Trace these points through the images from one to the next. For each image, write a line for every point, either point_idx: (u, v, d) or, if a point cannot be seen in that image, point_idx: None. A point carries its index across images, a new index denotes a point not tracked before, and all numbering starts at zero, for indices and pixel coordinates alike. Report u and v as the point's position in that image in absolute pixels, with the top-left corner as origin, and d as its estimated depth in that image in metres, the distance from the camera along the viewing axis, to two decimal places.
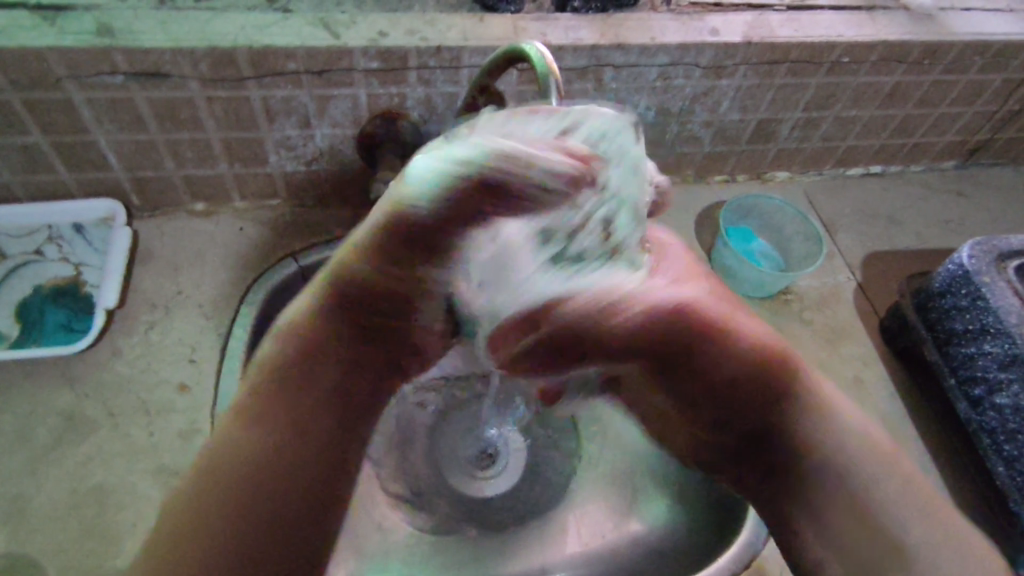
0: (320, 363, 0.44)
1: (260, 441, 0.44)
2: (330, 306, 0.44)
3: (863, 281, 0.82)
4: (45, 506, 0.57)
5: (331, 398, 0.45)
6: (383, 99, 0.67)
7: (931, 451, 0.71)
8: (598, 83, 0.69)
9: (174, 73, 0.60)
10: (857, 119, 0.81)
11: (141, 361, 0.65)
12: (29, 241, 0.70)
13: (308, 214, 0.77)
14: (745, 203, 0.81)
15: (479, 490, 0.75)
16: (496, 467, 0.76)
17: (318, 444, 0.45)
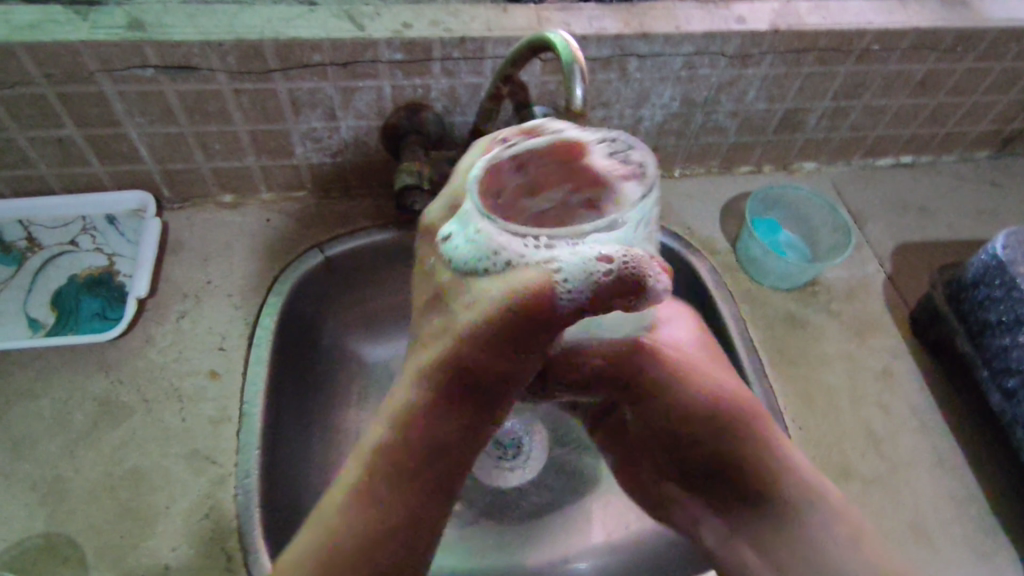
0: (416, 430, 0.44)
1: (362, 512, 0.44)
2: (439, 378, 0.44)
3: (893, 272, 0.81)
4: (82, 488, 0.59)
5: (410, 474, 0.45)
6: (407, 90, 0.67)
7: (966, 444, 0.70)
8: (622, 73, 0.69)
9: (203, 66, 0.61)
10: (887, 108, 0.80)
11: (172, 348, 0.67)
12: (63, 231, 0.72)
13: (334, 205, 0.78)
14: (771, 193, 0.80)
15: (502, 481, 0.76)
16: (520, 459, 0.77)
17: (402, 520, 0.44)
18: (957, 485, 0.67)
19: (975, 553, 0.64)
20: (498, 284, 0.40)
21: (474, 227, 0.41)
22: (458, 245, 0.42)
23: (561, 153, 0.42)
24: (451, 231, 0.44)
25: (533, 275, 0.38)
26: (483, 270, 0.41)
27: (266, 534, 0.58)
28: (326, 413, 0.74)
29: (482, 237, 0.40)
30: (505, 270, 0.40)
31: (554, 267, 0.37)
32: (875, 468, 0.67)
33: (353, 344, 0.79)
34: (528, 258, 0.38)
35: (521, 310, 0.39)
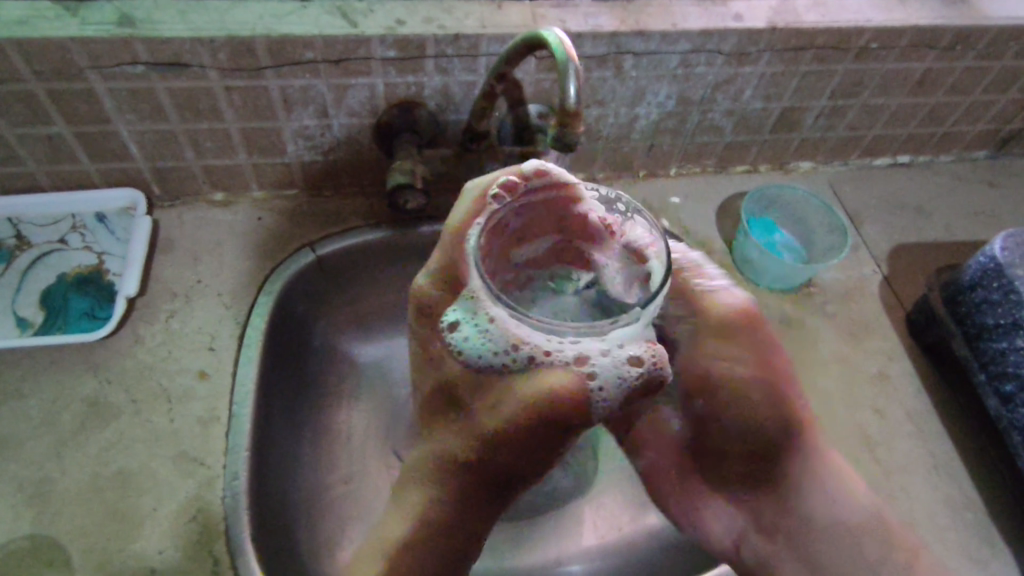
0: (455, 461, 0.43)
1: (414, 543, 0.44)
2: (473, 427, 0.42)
3: (889, 273, 0.81)
4: (69, 491, 0.58)
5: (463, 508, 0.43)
6: (400, 88, 0.66)
7: (961, 446, 0.70)
8: (617, 71, 0.68)
9: (193, 62, 0.60)
10: (885, 107, 0.79)
11: (162, 348, 0.66)
12: (53, 229, 0.71)
13: (325, 203, 0.77)
14: (767, 193, 0.79)
15: None
16: None
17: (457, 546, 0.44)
18: (952, 487, 0.67)
19: (970, 556, 0.63)
20: (526, 384, 0.39)
21: (485, 317, 0.39)
22: (465, 333, 0.40)
23: (562, 205, 0.43)
24: (458, 318, 0.40)
25: (564, 379, 0.38)
26: (498, 366, 0.39)
27: (255, 536, 0.57)
28: (318, 414, 0.73)
29: (495, 331, 0.39)
30: (525, 369, 0.39)
31: (588, 370, 0.38)
32: (869, 471, 0.66)
33: (344, 345, 0.79)
34: (553, 358, 0.38)
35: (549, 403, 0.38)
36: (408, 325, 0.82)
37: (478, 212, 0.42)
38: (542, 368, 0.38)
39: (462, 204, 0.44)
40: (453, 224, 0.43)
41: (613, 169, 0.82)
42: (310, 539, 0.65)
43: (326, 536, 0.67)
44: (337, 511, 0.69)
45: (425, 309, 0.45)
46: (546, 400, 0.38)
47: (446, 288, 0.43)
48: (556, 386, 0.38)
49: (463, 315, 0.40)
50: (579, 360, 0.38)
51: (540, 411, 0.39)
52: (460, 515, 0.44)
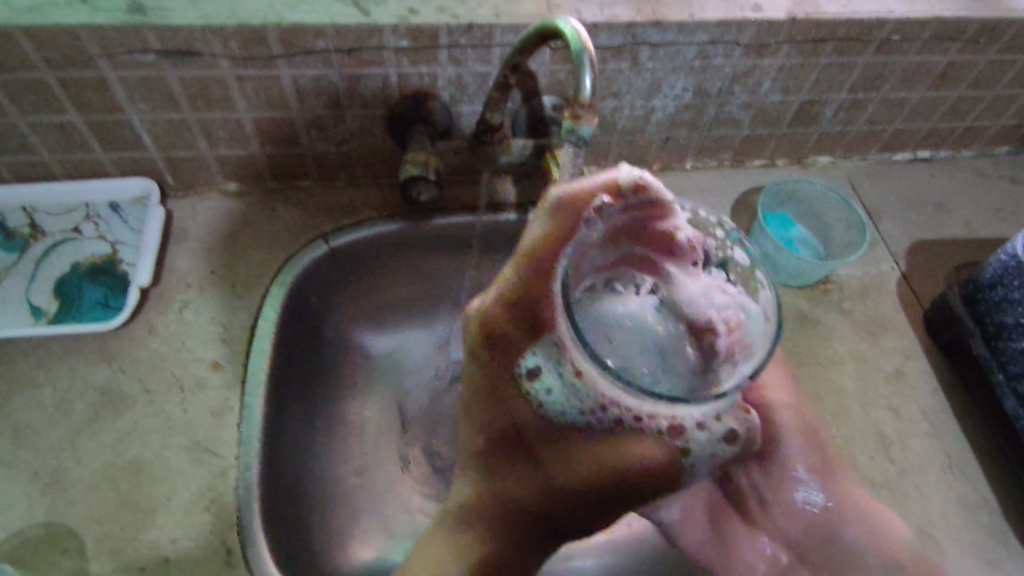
0: (518, 488, 0.44)
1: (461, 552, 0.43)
2: (551, 462, 0.43)
3: (907, 271, 0.79)
4: (83, 479, 0.58)
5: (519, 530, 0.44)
6: (413, 78, 0.66)
7: (978, 446, 0.69)
8: (633, 62, 0.67)
9: (205, 51, 0.60)
10: (906, 101, 0.78)
11: (175, 338, 0.66)
12: (67, 218, 0.72)
13: (339, 194, 0.77)
14: (784, 187, 0.78)
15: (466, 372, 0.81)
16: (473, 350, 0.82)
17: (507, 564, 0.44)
18: (967, 488, 0.66)
19: (984, 557, 0.63)
20: (623, 447, 0.41)
21: (571, 371, 0.39)
22: (546, 386, 0.42)
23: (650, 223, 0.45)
24: (541, 364, 0.42)
25: (655, 449, 0.41)
26: (582, 423, 0.41)
27: (266, 527, 0.57)
28: (330, 406, 0.73)
29: (583, 387, 0.39)
30: (610, 435, 0.41)
31: (682, 440, 0.41)
32: (883, 471, 0.66)
33: (357, 336, 0.78)
34: (645, 426, 0.40)
35: (647, 463, 0.41)
36: (421, 317, 0.82)
37: (567, 230, 0.44)
38: (636, 433, 0.40)
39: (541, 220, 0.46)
40: (530, 245, 0.45)
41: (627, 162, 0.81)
42: (322, 530, 0.65)
43: (339, 527, 0.67)
44: (349, 502, 0.69)
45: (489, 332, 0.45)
46: (633, 461, 0.41)
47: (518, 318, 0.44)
48: (643, 452, 0.41)
49: (545, 361, 0.42)
50: (672, 430, 0.41)
51: (618, 470, 0.41)
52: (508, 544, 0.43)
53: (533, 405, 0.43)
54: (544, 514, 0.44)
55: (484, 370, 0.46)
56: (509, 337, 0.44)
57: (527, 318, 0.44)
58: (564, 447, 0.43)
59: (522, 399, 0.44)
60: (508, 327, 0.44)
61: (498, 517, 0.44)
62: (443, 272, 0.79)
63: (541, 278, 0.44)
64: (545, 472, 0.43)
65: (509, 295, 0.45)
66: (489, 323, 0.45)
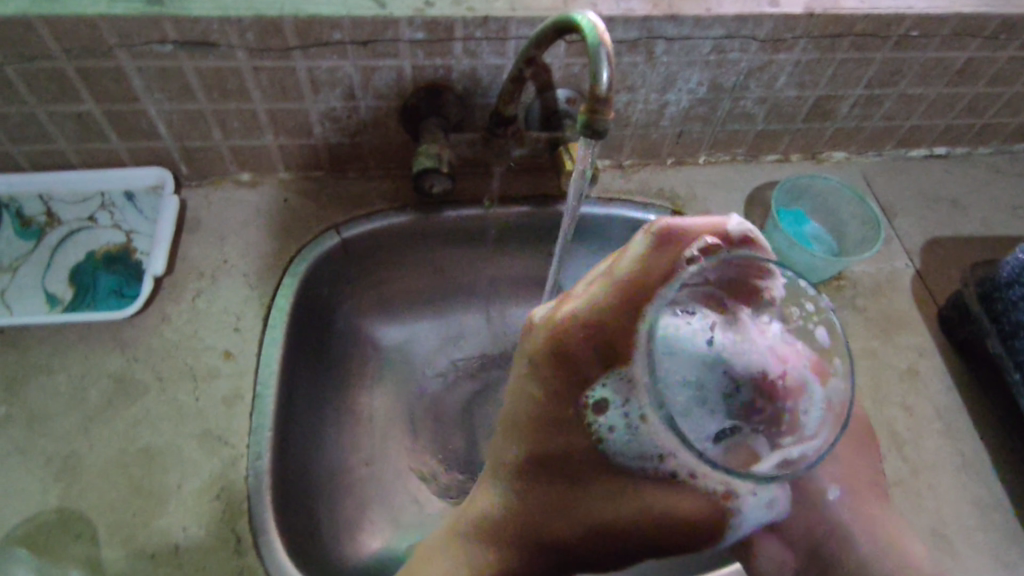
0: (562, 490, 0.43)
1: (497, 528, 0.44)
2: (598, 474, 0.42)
3: (921, 268, 0.79)
4: (98, 465, 0.59)
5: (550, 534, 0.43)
6: (428, 71, 0.66)
7: (991, 447, 0.68)
8: (648, 56, 0.67)
9: (221, 42, 0.60)
10: (923, 97, 0.77)
11: (188, 327, 0.67)
12: (81, 207, 0.72)
13: (351, 185, 0.77)
14: (798, 183, 0.78)
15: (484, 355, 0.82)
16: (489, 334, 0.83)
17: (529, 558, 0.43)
18: (979, 488, 0.66)
19: (995, 558, 0.62)
20: (675, 495, 0.39)
21: (639, 413, 0.37)
22: (611, 423, 0.40)
23: (745, 277, 0.41)
24: (608, 398, 0.41)
25: (704, 506, 0.39)
26: (637, 468, 0.40)
27: (277, 516, 0.58)
28: (340, 396, 0.74)
29: (644, 431, 0.38)
30: (670, 480, 0.39)
31: (732, 502, 0.38)
32: (894, 469, 0.65)
33: (368, 327, 0.79)
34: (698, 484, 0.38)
35: (699, 514, 0.39)
36: (432, 308, 0.82)
37: (664, 273, 0.42)
38: (674, 484, 0.39)
39: (637, 249, 0.44)
40: (625, 274, 0.43)
41: (639, 156, 0.80)
42: (332, 520, 0.65)
43: (348, 518, 0.67)
44: (357, 493, 0.69)
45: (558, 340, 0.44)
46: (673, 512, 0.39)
47: (590, 338, 0.43)
48: (684, 507, 0.39)
49: (615, 398, 0.40)
50: (725, 491, 0.37)
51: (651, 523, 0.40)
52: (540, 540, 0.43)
53: (591, 437, 0.42)
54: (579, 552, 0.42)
55: (545, 391, 0.44)
56: (576, 362, 0.43)
57: (603, 346, 0.42)
58: (597, 495, 0.42)
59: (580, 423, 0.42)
60: (579, 346, 0.43)
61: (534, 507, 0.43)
62: (455, 263, 0.79)
63: (626, 312, 0.42)
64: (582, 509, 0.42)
65: (589, 319, 0.43)
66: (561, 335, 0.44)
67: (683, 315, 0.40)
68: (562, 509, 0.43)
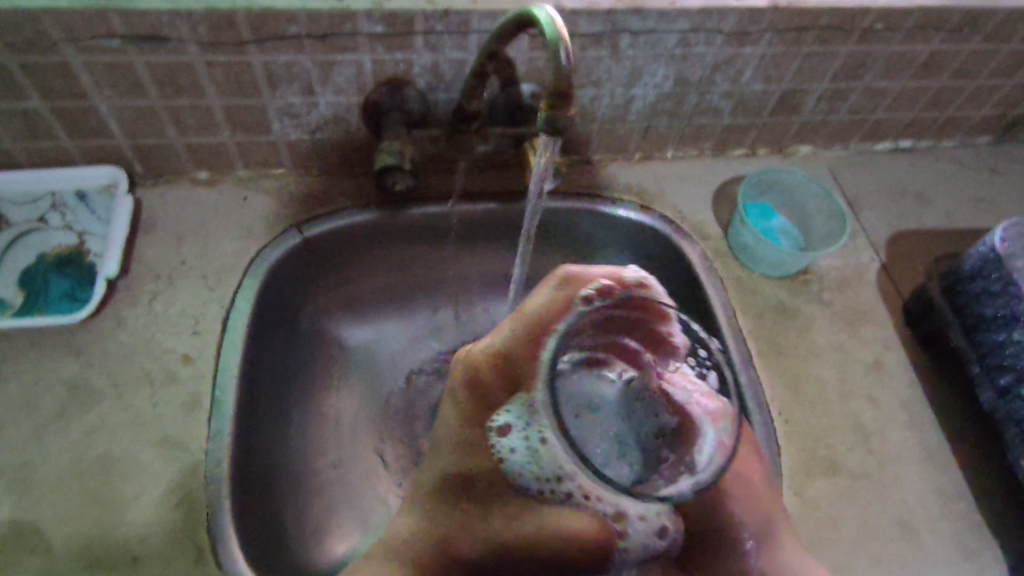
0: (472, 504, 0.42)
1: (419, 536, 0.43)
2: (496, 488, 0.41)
3: (887, 261, 0.79)
4: (49, 476, 0.57)
5: (463, 539, 0.42)
6: (388, 65, 0.64)
7: (955, 439, 0.69)
8: (613, 50, 0.66)
9: (171, 36, 0.58)
10: (888, 90, 0.77)
11: (144, 331, 0.65)
12: (31, 208, 0.69)
13: (313, 183, 0.75)
14: (765, 178, 0.78)
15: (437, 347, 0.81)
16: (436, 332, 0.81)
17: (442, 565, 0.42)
18: (943, 479, 0.66)
19: (959, 550, 0.63)
20: (558, 516, 0.37)
21: (538, 436, 0.36)
22: (510, 452, 0.39)
23: (645, 323, 0.42)
24: (512, 422, 0.39)
25: (588, 523, 0.36)
26: (536, 491, 0.38)
27: (239, 524, 0.57)
28: (304, 399, 0.72)
29: (545, 455, 0.36)
30: (567, 504, 0.36)
31: (622, 524, 0.35)
32: (860, 462, 0.66)
33: (334, 328, 0.77)
34: (590, 506, 0.35)
35: (587, 543, 0.36)
36: (398, 308, 0.80)
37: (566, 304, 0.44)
38: (566, 506, 0.37)
39: (542, 295, 0.46)
40: (528, 314, 0.45)
41: (607, 151, 0.80)
42: (295, 523, 0.64)
43: (315, 522, 0.66)
44: (324, 496, 0.68)
45: (474, 372, 0.46)
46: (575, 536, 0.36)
47: (499, 369, 0.44)
48: (575, 529, 0.36)
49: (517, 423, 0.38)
50: (616, 513, 0.35)
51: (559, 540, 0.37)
52: (450, 550, 0.42)
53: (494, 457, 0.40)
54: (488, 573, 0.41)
55: (462, 420, 0.44)
56: (489, 390, 0.44)
57: (508, 375, 0.43)
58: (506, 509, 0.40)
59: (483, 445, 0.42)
60: (490, 381, 0.44)
61: (446, 521, 0.43)
62: (421, 260, 0.78)
63: (528, 343, 0.43)
64: (487, 535, 0.41)
65: (496, 351, 0.44)
66: (478, 375, 0.45)
67: (593, 374, 0.42)
68: (468, 521, 0.42)
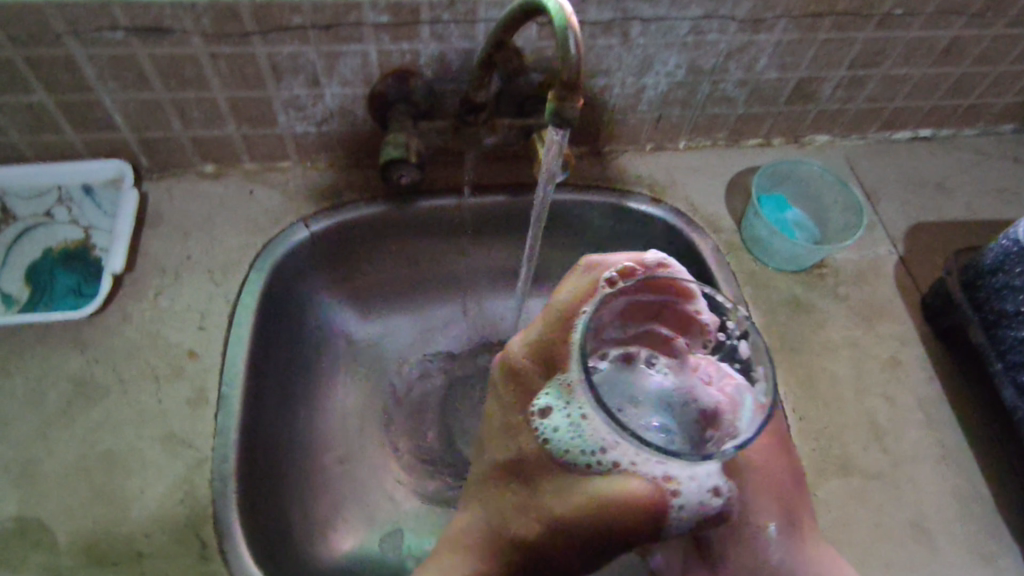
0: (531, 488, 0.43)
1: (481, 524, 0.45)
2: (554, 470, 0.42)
3: (905, 254, 0.77)
4: (55, 473, 0.57)
5: (525, 519, 0.43)
6: (394, 56, 0.63)
7: (974, 437, 0.67)
8: (624, 38, 0.64)
9: (175, 28, 0.57)
10: (908, 78, 0.75)
11: (150, 326, 0.65)
12: (37, 202, 0.69)
13: (319, 176, 0.75)
14: (780, 169, 0.76)
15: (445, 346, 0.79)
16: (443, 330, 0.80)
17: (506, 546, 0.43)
18: (961, 478, 0.65)
19: (977, 551, 0.61)
20: (611, 483, 0.39)
21: (579, 411, 0.39)
22: (554, 430, 0.42)
23: (672, 305, 0.44)
24: (552, 403, 0.42)
25: (642, 488, 0.38)
26: (584, 465, 0.41)
27: (244, 519, 0.56)
28: (312, 394, 0.72)
29: (587, 427, 0.39)
30: (613, 471, 0.39)
31: (674, 484, 0.37)
32: (875, 460, 0.64)
33: (340, 322, 0.76)
34: (640, 469, 0.38)
35: (645, 503, 0.38)
36: (405, 302, 0.79)
37: (594, 291, 0.46)
38: (622, 474, 0.39)
39: (572, 284, 0.48)
40: (562, 305, 0.46)
41: (618, 142, 0.78)
42: (302, 519, 0.64)
43: (321, 518, 0.66)
44: (331, 492, 0.68)
45: (513, 368, 0.46)
46: (623, 504, 0.38)
47: (539, 362, 0.45)
48: (632, 496, 0.38)
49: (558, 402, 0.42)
50: (665, 475, 0.37)
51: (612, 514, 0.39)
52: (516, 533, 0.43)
53: (538, 441, 0.43)
54: (550, 551, 0.43)
55: (507, 411, 0.46)
56: (529, 378, 0.46)
57: (547, 364, 0.45)
58: (564, 488, 0.42)
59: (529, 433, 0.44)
60: (532, 372, 0.45)
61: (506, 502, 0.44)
62: (428, 255, 0.77)
63: (564, 329, 0.44)
64: (546, 515, 0.42)
65: (534, 344, 0.46)
66: (516, 370, 0.46)
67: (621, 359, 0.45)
68: (530, 505, 0.43)
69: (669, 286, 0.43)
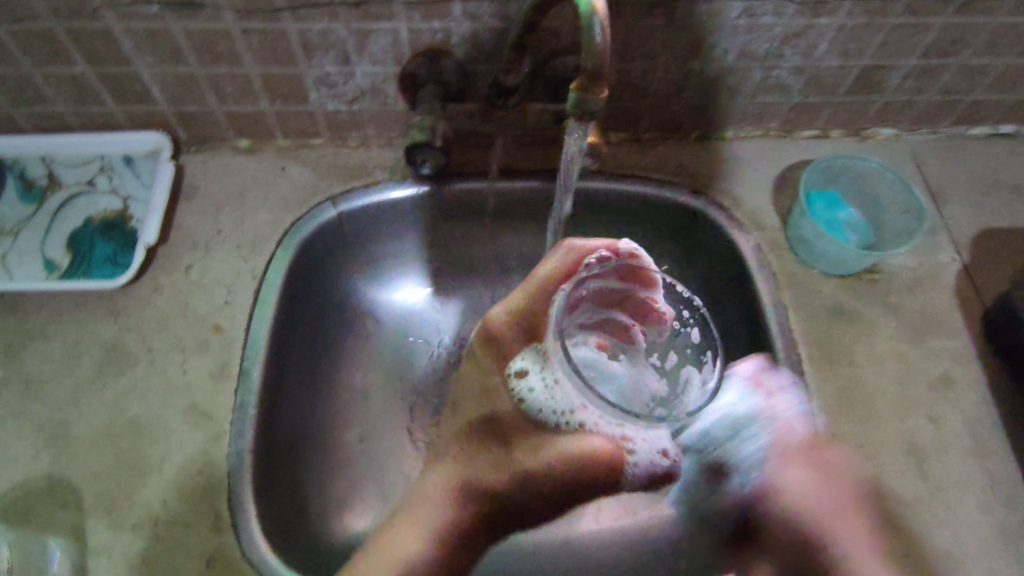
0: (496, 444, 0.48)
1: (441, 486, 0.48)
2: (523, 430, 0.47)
3: (969, 263, 0.71)
4: (84, 436, 0.59)
5: (484, 481, 0.47)
6: (426, 35, 0.61)
7: None
8: (668, 20, 0.60)
9: (206, 3, 0.57)
10: (990, 69, 0.67)
11: (180, 299, 0.66)
12: (82, 170, 0.72)
13: (350, 155, 0.74)
14: (835, 164, 0.71)
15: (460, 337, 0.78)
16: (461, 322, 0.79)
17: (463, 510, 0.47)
18: (1009, 514, 0.59)
19: None
20: (571, 442, 0.43)
21: (552, 376, 0.44)
22: (526, 395, 0.46)
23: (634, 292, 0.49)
24: (528, 368, 0.47)
25: (603, 445, 0.42)
26: (553, 425, 0.44)
27: (258, 495, 0.57)
28: (333, 371, 0.72)
29: (559, 394, 0.44)
30: (576, 433, 0.44)
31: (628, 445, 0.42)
32: (911, 486, 0.60)
33: (366, 298, 0.76)
34: (599, 430, 0.43)
35: (598, 459, 0.42)
36: (430, 283, 0.79)
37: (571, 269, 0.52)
38: (579, 434, 0.43)
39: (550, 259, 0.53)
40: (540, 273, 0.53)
41: (660, 129, 0.74)
42: (316, 496, 0.65)
43: (335, 495, 0.67)
44: (347, 470, 0.69)
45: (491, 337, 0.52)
46: (585, 455, 0.42)
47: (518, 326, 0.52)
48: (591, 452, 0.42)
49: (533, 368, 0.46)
50: (621, 437, 0.42)
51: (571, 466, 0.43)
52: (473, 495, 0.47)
53: (516, 401, 0.47)
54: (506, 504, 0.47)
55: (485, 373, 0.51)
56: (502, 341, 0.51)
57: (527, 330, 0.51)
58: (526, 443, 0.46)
59: (502, 392, 0.49)
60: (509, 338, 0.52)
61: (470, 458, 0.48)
62: (455, 238, 0.76)
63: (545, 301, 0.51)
64: (510, 466, 0.46)
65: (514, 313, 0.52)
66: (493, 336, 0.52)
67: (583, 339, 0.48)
68: (495, 464, 0.47)
69: (637, 273, 0.48)
